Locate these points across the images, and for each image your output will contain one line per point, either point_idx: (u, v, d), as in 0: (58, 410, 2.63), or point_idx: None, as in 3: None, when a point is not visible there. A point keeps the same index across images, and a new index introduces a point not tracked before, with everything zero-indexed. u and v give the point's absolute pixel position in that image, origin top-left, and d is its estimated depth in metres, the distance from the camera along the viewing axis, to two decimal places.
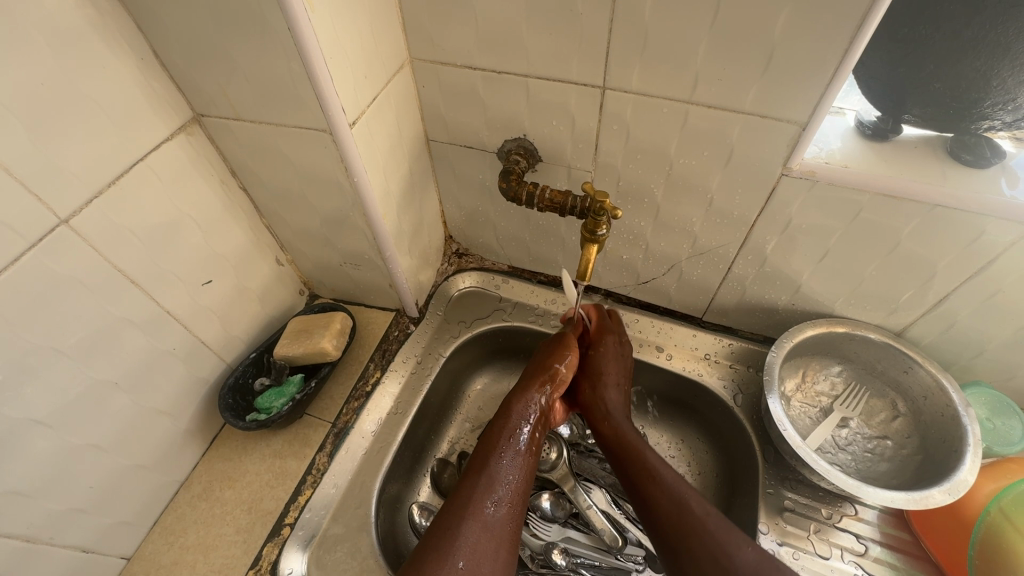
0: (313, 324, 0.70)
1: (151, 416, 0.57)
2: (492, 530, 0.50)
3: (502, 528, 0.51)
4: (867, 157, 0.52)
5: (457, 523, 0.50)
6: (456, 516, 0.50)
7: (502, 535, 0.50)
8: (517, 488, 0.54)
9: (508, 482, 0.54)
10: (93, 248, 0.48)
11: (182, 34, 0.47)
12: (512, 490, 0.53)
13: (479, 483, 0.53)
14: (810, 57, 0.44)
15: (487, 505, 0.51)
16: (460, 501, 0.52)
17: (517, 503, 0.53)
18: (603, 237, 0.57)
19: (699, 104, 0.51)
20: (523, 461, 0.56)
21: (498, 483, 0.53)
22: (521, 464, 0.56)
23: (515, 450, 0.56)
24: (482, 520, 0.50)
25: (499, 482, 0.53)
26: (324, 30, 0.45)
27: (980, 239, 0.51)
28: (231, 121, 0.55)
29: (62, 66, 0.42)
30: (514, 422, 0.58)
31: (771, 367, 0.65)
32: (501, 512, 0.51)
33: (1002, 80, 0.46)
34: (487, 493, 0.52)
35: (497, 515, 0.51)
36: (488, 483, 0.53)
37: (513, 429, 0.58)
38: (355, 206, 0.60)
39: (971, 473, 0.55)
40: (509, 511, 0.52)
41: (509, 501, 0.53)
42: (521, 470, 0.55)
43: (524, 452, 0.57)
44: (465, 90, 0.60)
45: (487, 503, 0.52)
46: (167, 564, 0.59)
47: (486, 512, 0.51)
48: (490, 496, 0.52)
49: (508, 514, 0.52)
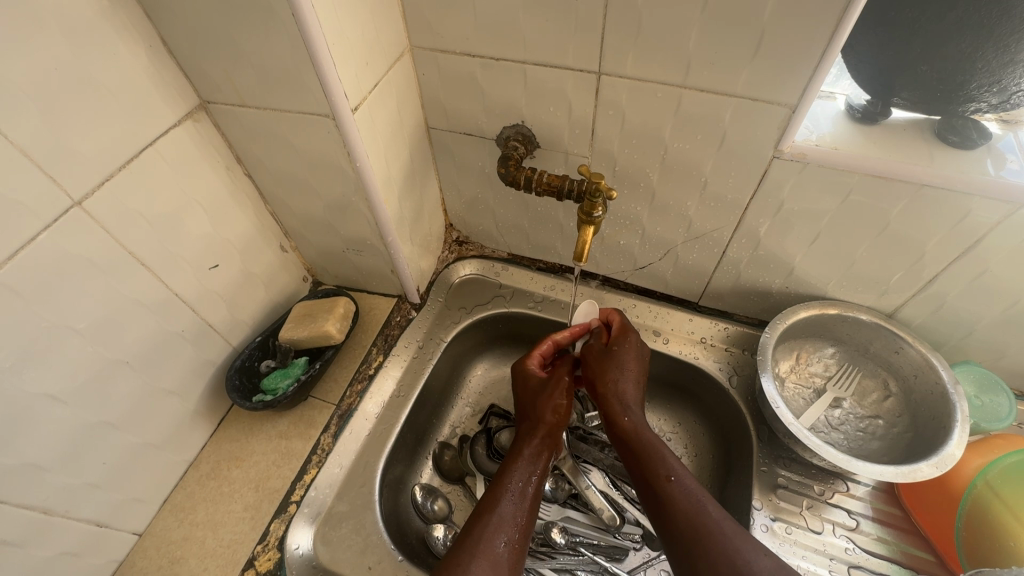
0: (317, 309, 0.71)
1: (161, 396, 0.59)
2: (502, 569, 0.49)
3: (511, 568, 0.50)
4: (856, 139, 0.54)
5: (467, 558, 0.49)
6: (465, 553, 0.50)
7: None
8: (523, 529, 0.54)
9: (515, 522, 0.53)
10: (105, 230, 0.49)
11: (189, 22, 0.48)
12: (518, 529, 0.53)
13: (487, 523, 0.53)
14: (800, 40, 0.45)
15: (497, 544, 0.51)
16: (468, 538, 0.51)
17: (524, 544, 0.53)
18: (599, 218, 0.59)
19: (691, 88, 0.52)
20: (530, 501, 0.56)
21: (506, 523, 0.53)
22: (527, 504, 0.55)
23: (520, 488, 0.56)
24: (491, 557, 0.50)
25: (507, 522, 0.53)
26: (326, 16, 0.46)
27: (967, 219, 0.52)
28: (236, 107, 0.56)
29: (75, 53, 0.44)
30: (519, 463, 0.58)
31: (765, 348, 0.66)
32: (510, 552, 0.51)
33: (986, 62, 0.47)
34: (496, 533, 0.52)
35: (507, 553, 0.51)
36: (496, 524, 0.52)
37: (520, 469, 0.58)
38: (358, 192, 0.62)
39: (959, 447, 0.57)
40: (517, 552, 0.51)
41: (516, 543, 0.52)
42: (527, 511, 0.55)
43: (530, 491, 0.57)
44: (463, 78, 0.62)
45: (496, 542, 0.51)
46: (178, 539, 0.61)
47: (495, 549, 0.50)
48: (498, 535, 0.52)
49: (516, 554, 0.51)
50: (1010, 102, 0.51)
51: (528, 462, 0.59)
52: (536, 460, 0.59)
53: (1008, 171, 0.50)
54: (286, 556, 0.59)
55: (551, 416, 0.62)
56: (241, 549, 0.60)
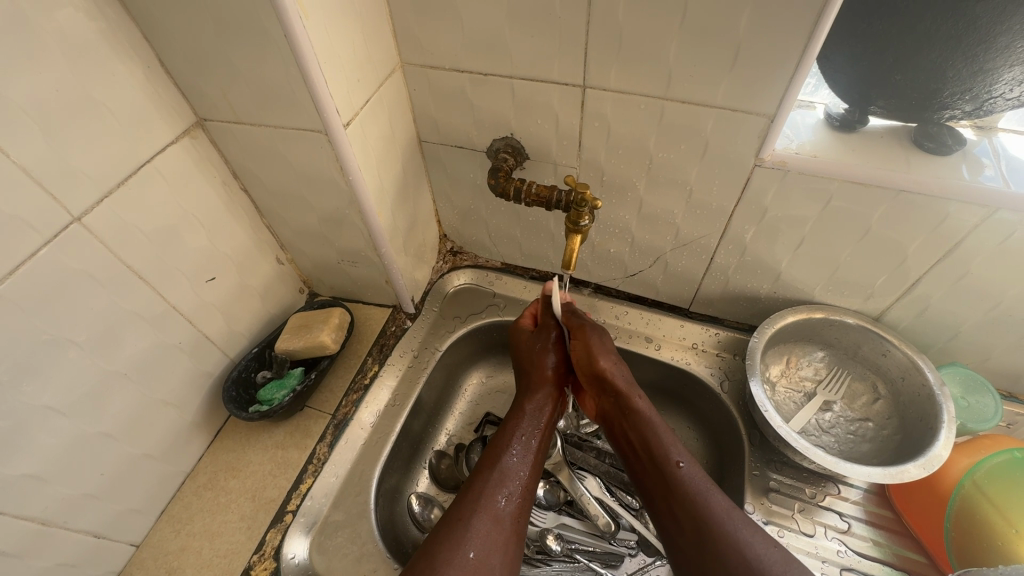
0: (312, 320, 0.73)
1: (159, 407, 0.60)
2: (504, 523, 0.51)
3: (512, 521, 0.52)
4: (836, 147, 0.55)
5: (468, 513, 0.51)
6: (468, 508, 0.52)
7: (512, 526, 0.52)
8: (527, 483, 0.56)
9: (518, 477, 0.56)
10: (103, 244, 0.50)
11: (186, 43, 0.50)
12: (521, 484, 0.55)
13: (490, 478, 0.55)
14: (775, 52, 0.47)
15: (499, 499, 0.53)
16: (472, 494, 0.53)
17: (526, 498, 0.55)
18: (586, 227, 0.60)
19: (673, 100, 0.54)
20: (532, 456, 0.59)
21: (509, 478, 0.55)
22: (529, 460, 0.58)
23: (523, 446, 0.59)
24: (493, 513, 0.52)
25: (509, 477, 0.55)
26: (318, 36, 0.48)
27: (946, 222, 0.53)
28: (232, 124, 0.58)
29: (75, 74, 0.45)
30: (522, 422, 0.61)
31: (753, 352, 0.67)
32: (511, 506, 0.53)
33: (957, 71, 0.48)
34: (499, 487, 0.54)
35: (509, 508, 0.53)
36: (498, 479, 0.55)
37: (522, 428, 0.61)
38: (352, 204, 0.63)
39: (945, 448, 0.58)
40: (518, 507, 0.54)
41: (518, 497, 0.54)
42: (528, 467, 0.57)
43: (533, 448, 0.59)
44: (453, 92, 0.63)
45: (499, 497, 0.53)
46: (175, 550, 0.61)
47: (497, 505, 0.52)
48: (501, 491, 0.54)
49: (518, 508, 0.54)
50: (983, 109, 0.52)
51: (531, 422, 0.61)
52: (536, 417, 0.62)
53: (984, 177, 0.51)
54: (282, 565, 0.59)
55: (550, 377, 0.65)
56: (237, 559, 0.60)
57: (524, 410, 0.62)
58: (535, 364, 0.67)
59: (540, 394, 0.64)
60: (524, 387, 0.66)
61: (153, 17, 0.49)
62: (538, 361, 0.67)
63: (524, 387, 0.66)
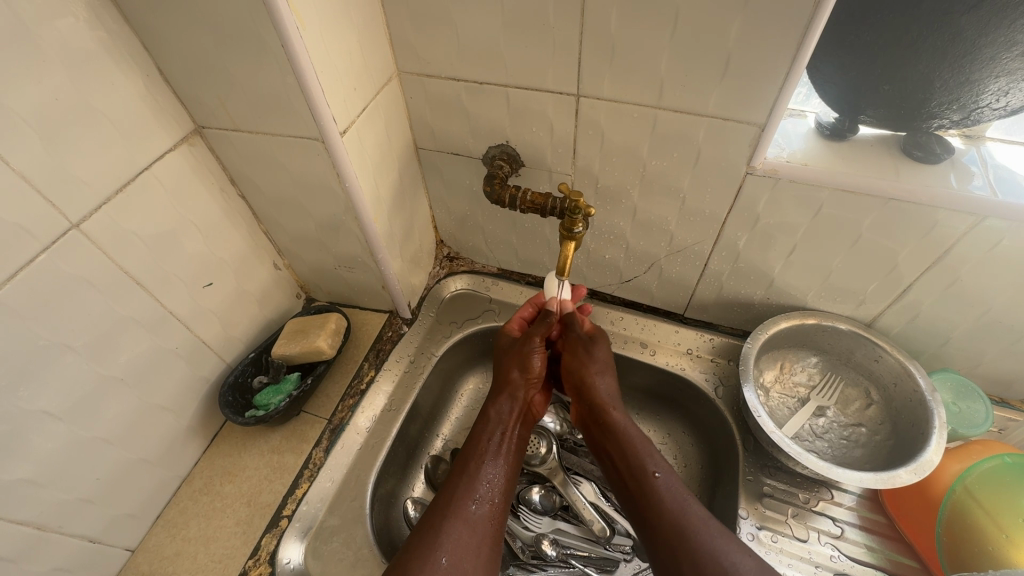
0: (309, 325, 0.73)
1: (155, 412, 0.61)
2: (475, 527, 0.52)
3: (483, 524, 0.53)
4: (827, 156, 0.56)
5: (439, 521, 0.51)
6: (438, 516, 0.52)
7: (484, 529, 0.52)
8: (500, 487, 0.57)
9: (489, 481, 0.56)
10: (101, 250, 0.51)
11: (185, 52, 0.51)
12: (492, 489, 0.56)
13: (459, 485, 0.55)
14: (765, 62, 0.48)
15: (469, 504, 0.53)
16: (442, 502, 0.54)
17: (498, 503, 0.55)
18: (580, 234, 0.61)
19: (665, 108, 0.55)
20: (503, 461, 0.59)
21: (478, 483, 0.56)
22: (501, 464, 0.58)
23: (495, 451, 0.59)
24: (464, 518, 0.52)
25: (480, 483, 0.56)
26: (315, 46, 0.49)
27: (935, 230, 0.54)
28: (230, 132, 0.58)
29: (75, 83, 0.46)
30: (492, 428, 0.61)
31: (747, 358, 0.68)
32: (482, 511, 0.54)
33: (943, 81, 0.49)
34: (468, 492, 0.54)
35: (480, 513, 0.53)
36: (467, 484, 0.55)
37: (492, 434, 0.61)
38: (348, 210, 0.64)
39: (937, 453, 0.58)
40: (489, 509, 0.54)
41: (489, 501, 0.55)
42: (499, 469, 0.58)
43: (504, 454, 0.60)
44: (449, 100, 0.64)
45: (470, 502, 0.54)
46: (170, 555, 0.62)
47: (467, 510, 0.53)
48: (471, 496, 0.54)
49: (490, 511, 0.54)
50: (971, 118, 0.53)
51: (499, 426, 0.61)
52: (504, 418, 0.62)
53: (973, 186, 0.51)
54: (278, 570, 0.60)
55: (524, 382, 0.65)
56: (233, 563, 0.60)
57: (489, 414, 0.62)
58: (503, 367, 0.67)
59: (511, 398, 0.64)
60: (491, 393, 0.66)
61: (152, 26, 0.49)
62: (506, 364, 0.67)
63: (491, 392, 0.66)
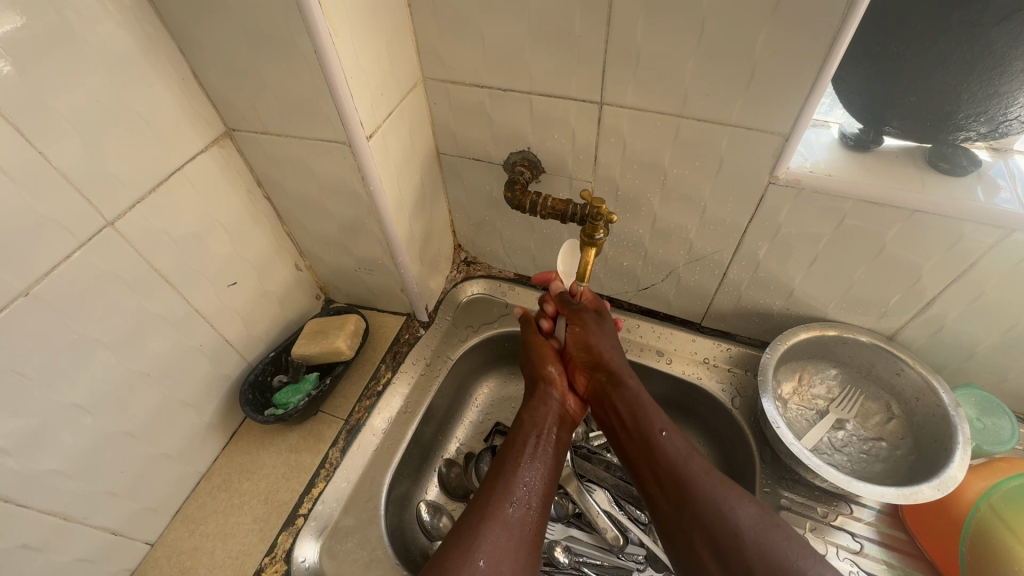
0: (329, 326, 0.74)
1: (178, 407, 0.62)
2: (513, 531, 0.52)
3: (520, 529, 0.53)
4: (851, 167, 0.56)
5: (476, 524, 0.51)
6: (475, 518, 0.52)
7: (522, 534, 0.52)
8: (538, 491, 0.56)
9: (525, 485, 0.56)
10: (133, 248, 0.52)
11: (220, 56, 0.52)
12: (529, 492, 0.56)
13: (496, 488, 0.55)
14: (790, 72, 0.48)
15: (506, 507, 0.53)
16: (478, 506, 0.53)
17: (535, 507, 0.55)
18: (601, 241, 0.60)
19: (689, 118, 0.55)
20: (539, 464, 0.59)
21: (515, 486, 0.56)
22: (536, 467, 0.58)
23: (530, 453, 0.59)
24: (502, 521, 0.52)
25: (516, 485, 0.56)
26: (346, 52, 0.50)
27: (962, 242, 0.53)
28: (259, 135, 0.60)
29: (115, 86, 0.48)
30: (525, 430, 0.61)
31: (766, 368, 0.67)
32: (520, 514, 0.53)
33: (971, 94, 0.49)
34: (505, 496, 0.54)
35: (516, 516, 0.53)
36: (505, 487, 0.55)
37: (525, 436, 0.61)
38: (371, 213, 0.65)
39: (960, 469, 0.57)
40: (526, 513, 0.54)
41: (526, 505, 0.55)
42: (536, 472, 0.58)
43: (539, 455, 0.59)
44: (472, 107, 0.65)
45: (506, 505, 0.54)
46: (189, 550, 0.62)
47: (505, 513, 0.53)
48: (508, 499, 0.54)
49: (526, 515, 0.54)
50: (999, 131, 0.52)
51: (533, 429, 0.62)
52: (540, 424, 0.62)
53: (1000, 199, 0.51)
54: (293, 568, 0.60)
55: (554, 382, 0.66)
56: (250, 560, 0.61)
57: (525, 419, 0.63)
58: (536, 371, 0.68)
59: (542, 401, 0.65)
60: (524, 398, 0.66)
61: (190, 33, 0.51)
62: (538, 367, 0.68)
63: (528, 396, 0.66)
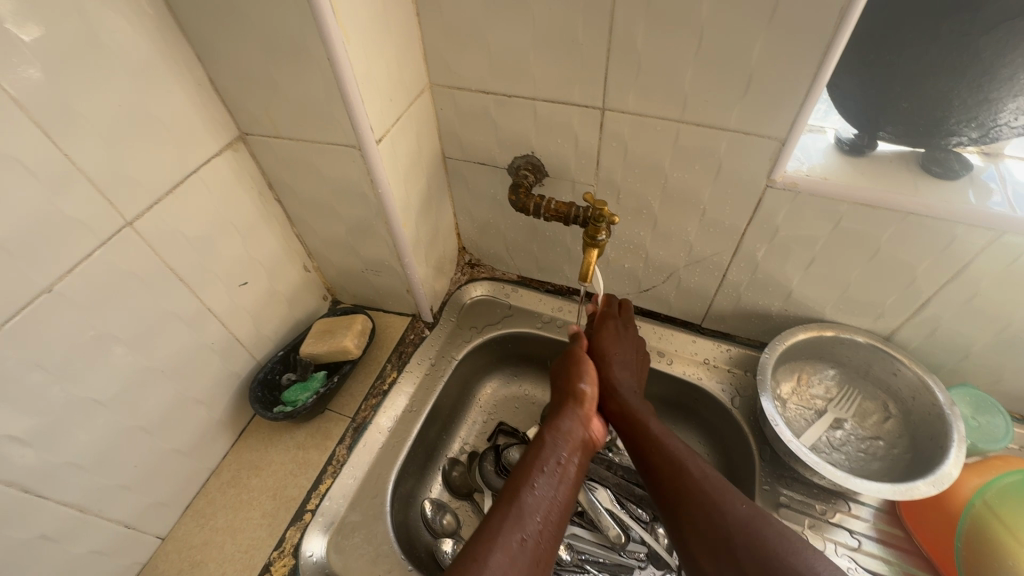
0: (336, 326, 0.76)
1: (189, 404, 0.63)
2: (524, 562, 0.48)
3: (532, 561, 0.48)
4: (846, 170, 0.57)
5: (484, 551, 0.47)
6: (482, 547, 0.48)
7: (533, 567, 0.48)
8: (553, 521, 0.52)
9: (539, 513, 0.52)
10: (150, 248, 0.54)
11: (236, 63, 0.54)
12: (544, 520, 0.52)
13: (507, 514, 0.51)
14: (786, 79, 0.50)
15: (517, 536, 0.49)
16: (487, 531, 0.50)
17: (549, 538, 0.51)
18: (603, 241, 0.63)
19: (688, 123, 0.57)
20: (556, 491, 0.55)
21: (527, 513, 0.52)
22: (554, 494, 0.55)
23: (547, 479, 0.55)
24: (511, 550, 0.48)
25: (529, 513, 0.52)
26: (357, 58, 0.52)
27: (955, 243, 0.55)
28: (272, 139, 0.62)
29: (136, 91, 0.49)
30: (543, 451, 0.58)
31: (765, 368, 0.68)
32: (531, 545, 0.49)
33: (962, 100, 0.51)
34: (517, 524, 0.50)
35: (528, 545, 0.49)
36: (517, 513, 0.51)
37: (541, 460, 0.57)
38: (379, 215, 0.66)
39: (955, 467, 0.58)
40: (538, 544, 0.50)
41: (539, 535, 0.51)
42: (553, 501, 0.54)
43: (556, 481, 0.56)
44: (478, 112, 0.67)
45: (518, 534, 0.50)
46: (198, 544, 0.64)
47: (514, 543, 0.49)
48: (520, 528, 0.50)
49: (539, 546, 0.50)
50: (989, 137, 0.54)
51: (551, 452, 0.58)
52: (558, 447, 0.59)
53: (992, 202, 0.52)
54: (301, 562, 0.61)
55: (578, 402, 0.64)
56: (258, 554, 0.62)
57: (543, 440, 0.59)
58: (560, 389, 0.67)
59: (562, 420, 0.62)
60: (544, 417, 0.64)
61: (208, 40, 0.53)
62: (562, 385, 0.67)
63: (547, 416, 0.64)
